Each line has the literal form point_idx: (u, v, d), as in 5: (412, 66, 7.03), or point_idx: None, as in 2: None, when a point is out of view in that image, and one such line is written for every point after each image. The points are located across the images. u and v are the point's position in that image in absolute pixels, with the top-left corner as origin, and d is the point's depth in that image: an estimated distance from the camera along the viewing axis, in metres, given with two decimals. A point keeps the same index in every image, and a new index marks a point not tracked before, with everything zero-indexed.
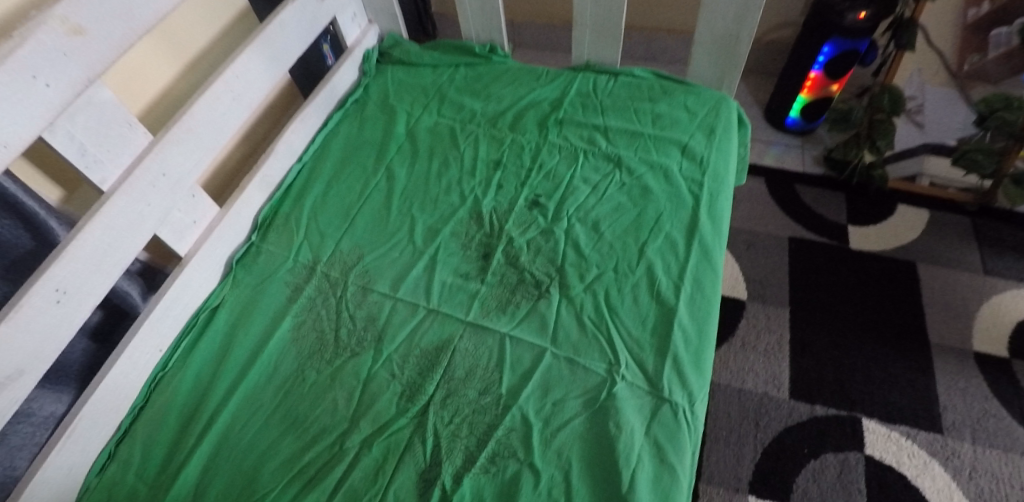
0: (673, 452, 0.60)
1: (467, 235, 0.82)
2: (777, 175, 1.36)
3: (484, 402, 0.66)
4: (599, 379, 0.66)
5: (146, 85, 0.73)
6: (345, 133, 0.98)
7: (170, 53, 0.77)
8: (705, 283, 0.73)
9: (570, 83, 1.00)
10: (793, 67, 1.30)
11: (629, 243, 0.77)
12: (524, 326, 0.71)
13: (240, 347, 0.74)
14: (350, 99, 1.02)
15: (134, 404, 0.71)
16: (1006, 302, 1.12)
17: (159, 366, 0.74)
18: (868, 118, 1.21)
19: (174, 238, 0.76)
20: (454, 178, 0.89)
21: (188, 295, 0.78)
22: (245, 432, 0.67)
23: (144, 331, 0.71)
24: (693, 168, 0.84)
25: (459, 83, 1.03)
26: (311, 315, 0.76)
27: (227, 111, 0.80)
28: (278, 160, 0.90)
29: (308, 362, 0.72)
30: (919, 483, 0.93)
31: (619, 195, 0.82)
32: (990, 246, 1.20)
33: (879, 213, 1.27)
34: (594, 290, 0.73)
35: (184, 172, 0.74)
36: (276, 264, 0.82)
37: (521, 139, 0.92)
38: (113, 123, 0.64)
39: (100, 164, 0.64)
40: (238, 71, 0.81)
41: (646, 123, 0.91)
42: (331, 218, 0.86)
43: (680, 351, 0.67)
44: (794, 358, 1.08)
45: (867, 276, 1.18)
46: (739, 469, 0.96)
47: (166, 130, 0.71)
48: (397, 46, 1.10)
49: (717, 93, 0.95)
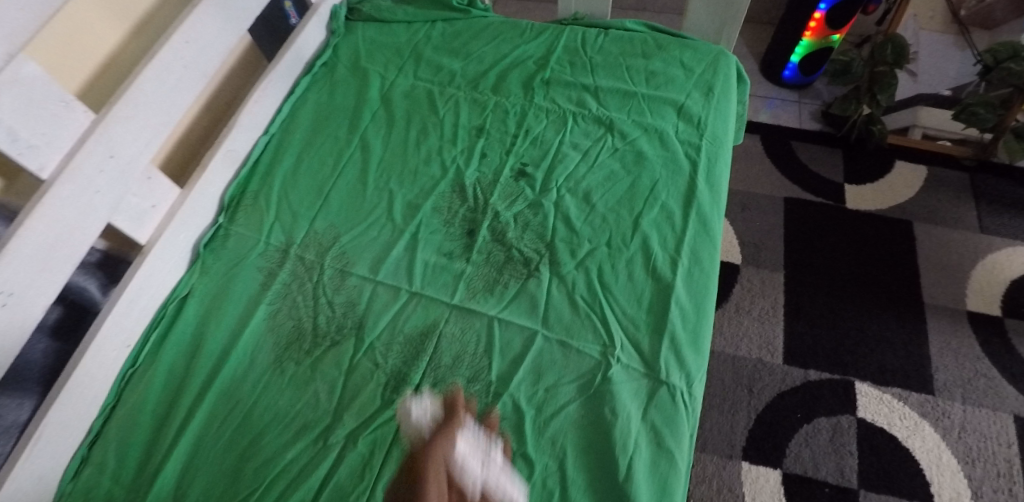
0: (671, 437, 0.58)
1: (450, 211, 0.76)
2: (772, 133, 1.31)
3: (473, 391, 0.63)
4: (593, 363, 0.63)
5: (83, 55, 0.65)
6: (314, 100, 0.90)
7: (111, 17, 0.68)
8: (702, 256, 0.69)
9: (556, 39, 0.92)
10: (792, 16, 1.22)
11: (623, 216, 0.72)
12: (513, 308, 0.67)
13: (213, 339, 0.70)
14: (318, 61, 0.94)
15: (106, 403, 0.67)
16: (1000, 260, 1.11)
17: (128, 363, 0.70)
18: (868, 71, 1.16)
19: (132, 225, 0.70)
20: (434, 147, 0.83)
21: (154, 284, 0.72)
22: (225, 430, 0.63)
23: (107, 327, 0.66)
24: (689, 131, 0.79)
25: (436, 40, 0.95)
26: (287, 302, 0.72)
27: (179, 82, 0.72)
28: (243, 132, 0.83)
29: (286, 353, 0.68)
30: (909, 444, 0.94)
31: (611, 162, 0.77)
32: (986, 203, 1.18)
33: (876, 170, 1.24)
34: (586, 267, 0.69)
35: (136, 153, 0.68)
36: (247, 247, 0.77)
37: (505, 102, 0.86)
38: (45, 102, 0.57)
39: (36, 150, 0.57)
40: (189, 35, 0.73)
41: (639, 82, 0.85)
42: (303, 196, 0.80)
43: (677, 330, 0.64)
44: (788, 322, 1.06)
45: (862, 237, 1.15)
46: (732, 436, 0.96)
47: (109, 106, 0.64)
48: (366, 0, 1.01)
49: (714, 46, 0.88)
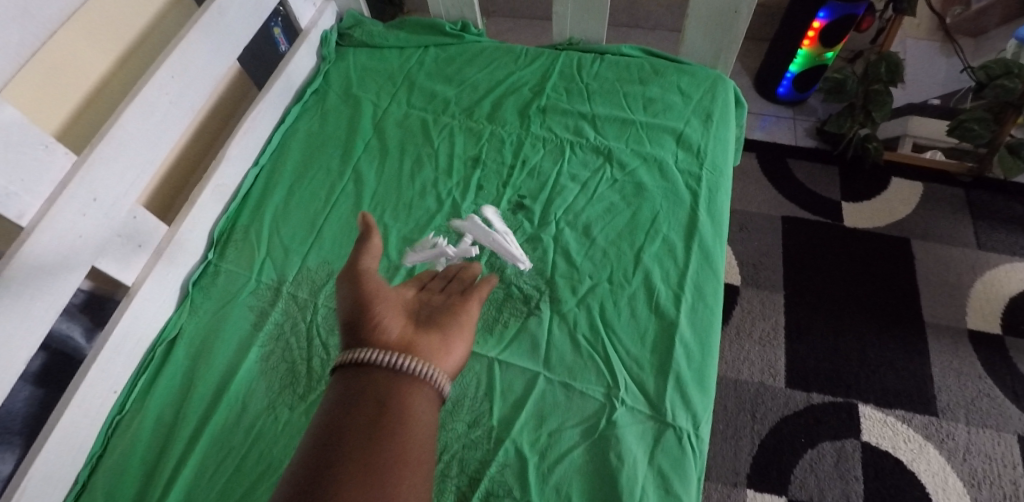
0: (679, 482, 0.56)
1: (446, 245, 0.75)
2: (768, 150, 1.31)
3: (474, 436, 0.61)
4: (598, 405, 0.61)
5: (65, 93, 0.63)
6: (305, 129, 0.88)
7: (95, 51, 0.66)
8: (706, 291, 0.67)
9: (551, 64, 0.91)
10: (785, 34, 1.22)
11: (624, 249, 0.71)
12: (514, 348, 0.65)
13: (203, 384, 0.68)
14: (309, 89, 0.92)
15: (91, 453, 0.65)
16: (998, 277, 1.11)
17: (115, 409, 0.67)
18: (863, 89, 1.15)
19: (117, 267, 0.68)
20: (430, 178, 0.81)
21: (141, 327, 0.70)
22: (216, 482, 0.61)
23: (93, 375, 0.64)
24: (689, 160, 0.78)
25: (429, 67, 0.93)
26: (280, 343, 0.69)
27: (165, 117, 0.70)
28: (232, 165, 0.81)
29: (279, 397, 0.66)
30: (915, 467, 0.93)
31: (611, 193, 0.76)
32: (983, 218, 1.18)
33: (872, 187, 1.23)
34: (587, 304, 0.67)
35: (120, 194, 0.65)
36: (237, 285, 0.75)
37: (500, 131, 0.84)
38: (24, 146, 0.55)
39: (14, 198, 0.55)
40: (174, 69, 0.70)
41: (637, 109, 0.84)
42: (295, 230, 0.78)
43: (682, 369, 0.62)
44: (789, 344, 1.05)
45: (861, 256, 1.15)
46: (737, 463, 0.94)
47: (92, 147, 0.61)
48: (358, 26, 0.99)
49: (712, 72, 0.87)
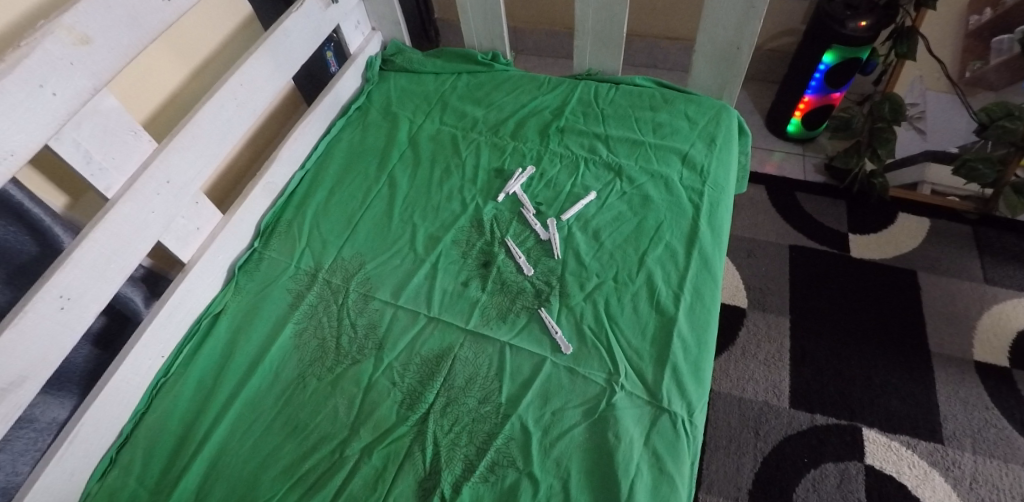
0: (672, 461, 0.60)
1: (468, 243, 0.82)
2: (778, 183, 1.37)
3: (483, 411, 0.66)
4: (599, 389, 0.66)
5: (151, 93, 0.76)
6: (348, 139, 0.99)
7: (174, 61, 0.79)
8: (704, 293, 0.73)
9: (571, 91, 1.00)
10: (793, 76, 1.30)
11: (629, 252, 0.77)
12: (524, 335, 0.71)
13: (241, 354, 0.74)
14: (353, 106, 1.03)
15: (136, 411, 0.71)
16: (1007, 311, 1.12)
17: (161, 372, 0.74)
18: (869, 127, 1.20)
19: (178, 245, 0.77)
20: (456, 185, 0.89)
21: (191, 300, 0.78)
22: (247, 439, 0.67)
23: (146, 338, 0.72)
24: (693, 178, 0.85)
25: (461, 90, 1.03)
26: (313, 322, 0.76)
27: (231, 119, 0.80)
28: (282, 166, 0.91)
29: (309, 368, 0.72)
30: (919, 493, 0.93)
31: (620, 204, 0.83)
32: (991, 256, 1.21)
33: (879, 222, 1.28)
34: (594, 299, 0.73)
35: (188, 180, 0.75)
36: (278, 270, 0.83)
37: (522, 147, 0.93)
38: (118, 130, 0.65)
39: (105, 173, 0.65)
40: (243, 79, 0.81)
41: (647, 132, 0.92)
42: (333, 225, 0.87)
43: (680, 361, 0.67)
44: (794, 366, 1.08)
45: (868, 287, 1.18)
46: (738, 478, 0.96)
47: (171, 137, 0.71)
48: (400, 53, 1.11)
49: (717, 102, 0.95)
